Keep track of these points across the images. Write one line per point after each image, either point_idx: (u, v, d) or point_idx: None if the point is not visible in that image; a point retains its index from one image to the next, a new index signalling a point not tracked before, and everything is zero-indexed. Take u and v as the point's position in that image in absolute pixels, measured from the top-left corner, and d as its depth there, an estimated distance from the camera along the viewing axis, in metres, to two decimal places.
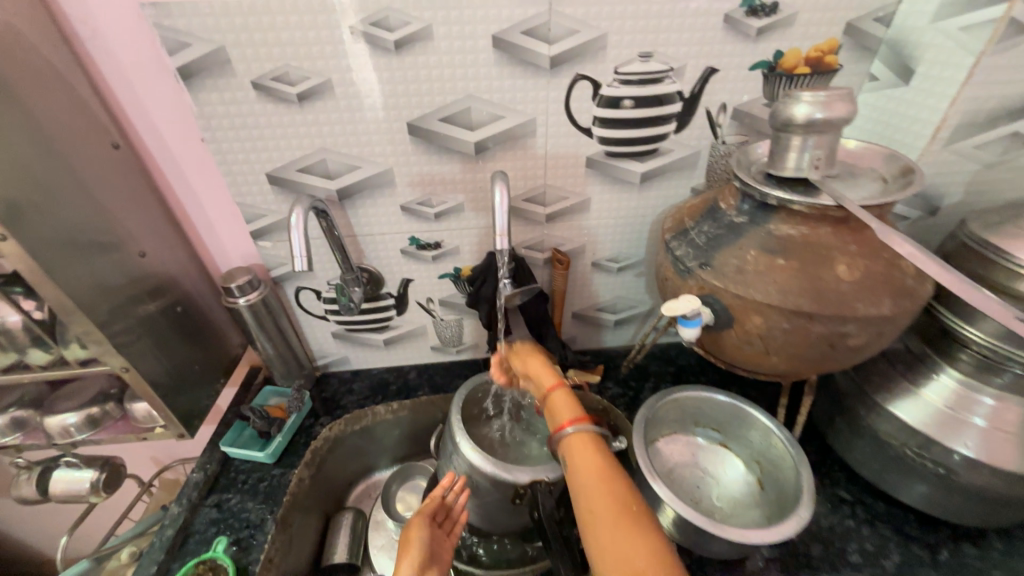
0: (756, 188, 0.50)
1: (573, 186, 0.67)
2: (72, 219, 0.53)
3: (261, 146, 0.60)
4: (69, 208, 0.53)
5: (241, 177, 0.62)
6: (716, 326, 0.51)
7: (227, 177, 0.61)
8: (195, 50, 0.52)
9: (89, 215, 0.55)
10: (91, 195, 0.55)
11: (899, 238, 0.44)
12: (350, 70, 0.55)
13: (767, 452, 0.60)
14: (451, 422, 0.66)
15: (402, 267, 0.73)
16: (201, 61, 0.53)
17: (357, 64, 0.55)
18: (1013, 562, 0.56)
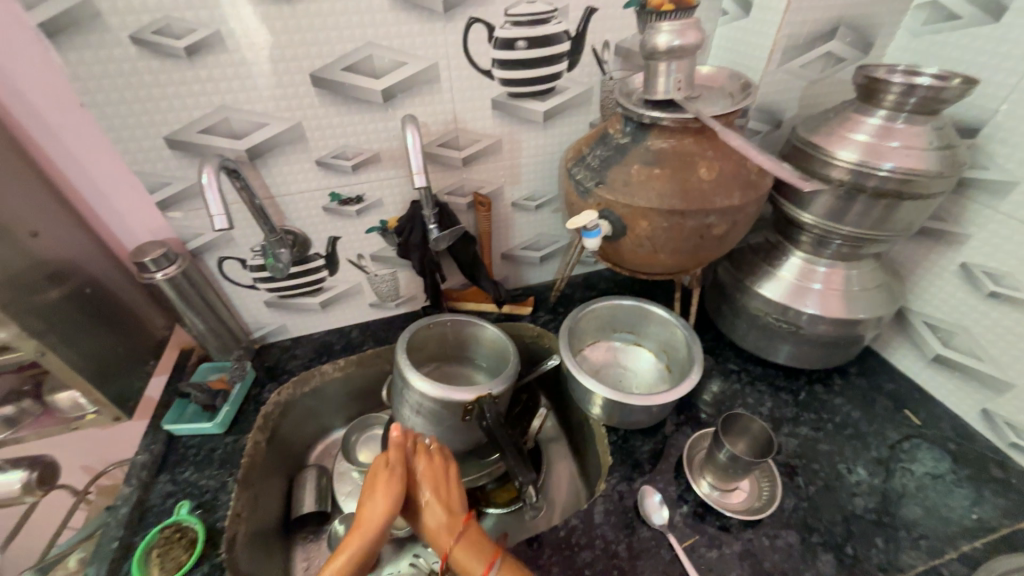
0: (634, 111, 0.58)
1: (483, 129, 0.71)
2: None
3: (151, 107, 0.57)
4: None
5: (135, 143, 0.59)
6: (614, 235, 0.60)
7: (118, 145, 0.58)
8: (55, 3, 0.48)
9: None
10: None
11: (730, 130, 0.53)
12: (240, 20, 0.54)
13: (669, 340, 0.73)
14: (399, 363, 0.72)
15: (328, 225, 0.74)
16: (64, 15, 0.49)
17: (247, 14, 0.54)
18: (849, 390, 0.75)
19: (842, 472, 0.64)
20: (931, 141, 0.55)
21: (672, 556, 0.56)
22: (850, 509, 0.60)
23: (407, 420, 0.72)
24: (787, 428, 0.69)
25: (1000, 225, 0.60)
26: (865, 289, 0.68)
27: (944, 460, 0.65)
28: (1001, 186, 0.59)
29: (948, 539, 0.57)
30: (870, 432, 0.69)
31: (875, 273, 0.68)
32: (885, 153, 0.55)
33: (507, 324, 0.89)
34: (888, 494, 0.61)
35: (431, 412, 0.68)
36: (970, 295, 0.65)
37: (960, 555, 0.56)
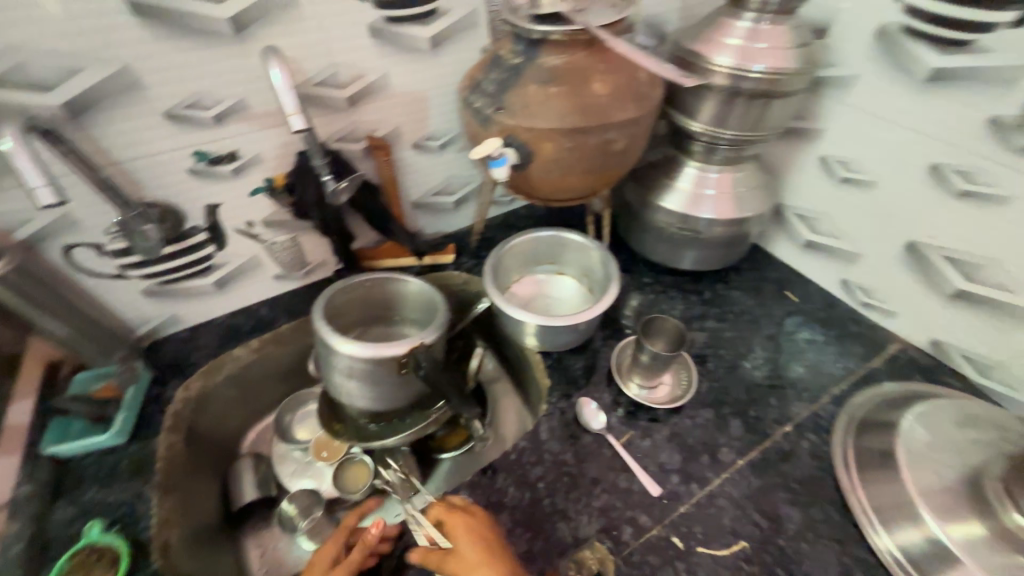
0: (522, 25, 0.55)
1: (364, 61, 0.64)
2: None
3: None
4: None
5: None
6: (521, 162, 0.58)
7: None
8: None
9: None
10: None
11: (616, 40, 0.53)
12: None
13: (588, 264, 0.75)
14: (318, 331, 0.68)
15: (200, 192, 0.64)
16: None
17: None
18: (743, 283, 0.85)
19: (744, 352, 0.73)
20: (791, 40, 0.60)
21: (613, 453, 0.62)
22: (751, 380, 0.70)
23: (340, 387, 0.69)
24: (696, 325, 0.78)
25: (848, 116, 0.68)
26: (749, 189, 0.75)
27: (817, 327, 0.77)
28: (846, 81, 0.67)
29: (823, 388, 0.69)
30: (762, 315, 0.79)
31: (756, 174, 0.76)
32: (755, 55, 0.59)
33: (431, 275, 0.86)
34: (778, 362, 0.72)
35: (364, 374, 0.66)
36: (828, 182, 0.75)
37: (832, 397, 0.68)
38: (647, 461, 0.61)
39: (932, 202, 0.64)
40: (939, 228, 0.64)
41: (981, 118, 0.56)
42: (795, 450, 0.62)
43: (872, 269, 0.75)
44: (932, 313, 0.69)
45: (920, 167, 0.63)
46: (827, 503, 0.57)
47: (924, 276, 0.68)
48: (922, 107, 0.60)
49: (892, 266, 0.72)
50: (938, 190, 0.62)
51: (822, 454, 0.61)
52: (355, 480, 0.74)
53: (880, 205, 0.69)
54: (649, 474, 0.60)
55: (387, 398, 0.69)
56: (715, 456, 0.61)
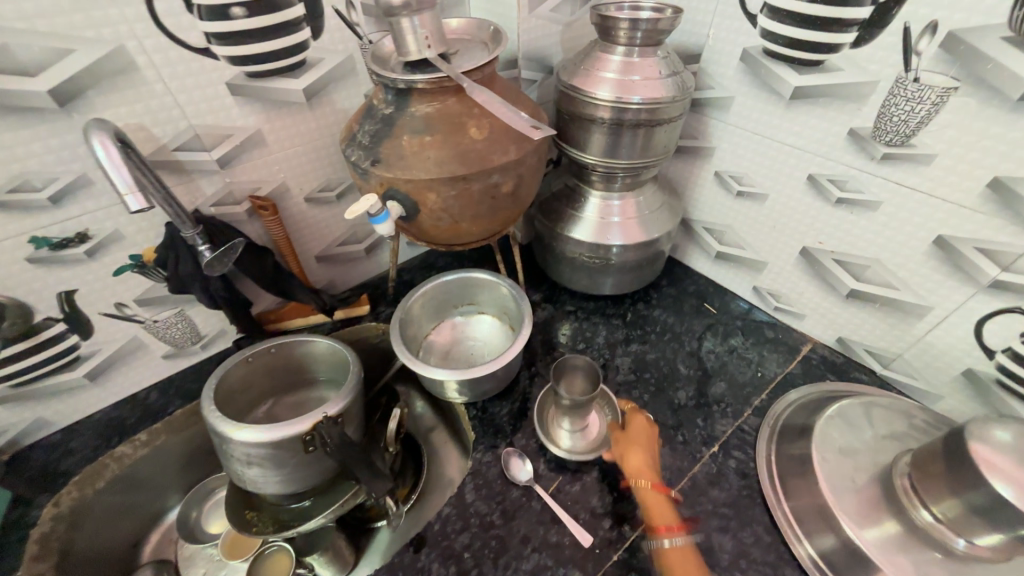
0: (388, 76, 0.53)
1: (230, 120, 0.60)
2: None
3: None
4: None
5: None
6: (407, 214, 0.56)
7: None
8: None
9: None
10: None
11: (477, 87, 0.53)
12: None
13: (503, 302, 0.73)
14: (209, 417, 0.61)
15: (50, 279, 0.57)
16: None
17: None
18: (664, 299, 0.85)
19: (668, 372, 0.73)
20: (663, 70, 0.61)
21: (542, 504, 0.58)
22: (676, 402, 0.69)
23: (241, 475, 0.62)
24: (620, 350, 0.77)
25: (731, 134, 0.71)
26: (653, 210, 0.76)
27: (736, 336, 0.79)
28: (724, 102, 0.69)
29: (745, 400, 0.69)
30: (683, 331, 0.80)
31: (657, 195, 0.77)
32: (632, 87, 0.60)
33: (346, 331, 0.81)
34: (701, 379, 0.72)
35: (265, 458, 0.60)
36: (726, 196, 0.77)
37: (754, 408, 0.68)
38: (577, 508, 0.58)
39: (815, 210, 0.66)
40: (825, 234, 0.67)
41: (842, 131, 0.59)
42: (722, 470, 0.61)
43: (775, 275, 0.77)
44: (835, 313, 0.71)
45: (801, 178, 0.66)
46: (756, 523, 0.57)
47: (822, 279, 0.71)
48: (792, 123, 0.63)
49: (793, 272, 0.74)
50: (819, 199, 0.65)
51: (749, 471, 0.61)
52: (276, 571, 0.66)
53: (773, 215, 0.72)
54: (580, 522, 0.57)
55: (298, 479, 0.63)
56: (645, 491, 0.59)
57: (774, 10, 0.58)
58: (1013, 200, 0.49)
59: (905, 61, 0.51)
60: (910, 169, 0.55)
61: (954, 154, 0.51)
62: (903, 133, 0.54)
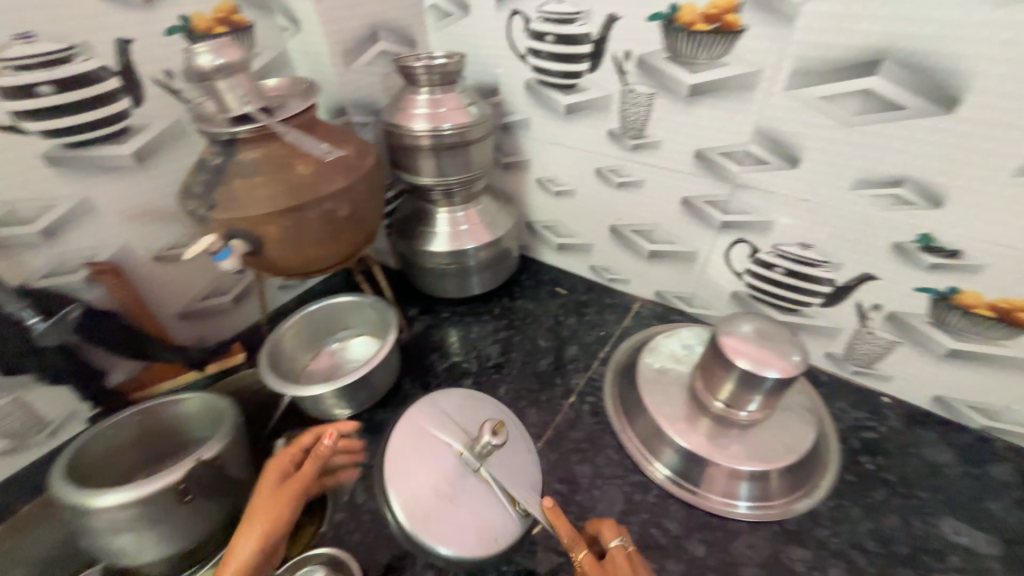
0: (212, 130, 0.59)
1: (51, 191, 0.60)
2: None
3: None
4: None
5: None
6: (249, 250, 0.61)
7: None
8: None
9: None
10: None
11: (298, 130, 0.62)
12: None
13: (373, 318, 0.79)
14: (63, 494, 0.57)
15: None
16: None
17: None
18: (524, 291, 0.99)
19: (531, 351, 0.85)
20: (462, 100, 0.76)
21: None
22: (540, 370, 0.81)
23: (110, 546, 0.59)
24: (490, 340, 0.87)
25: (536, 146, 0.88)
26: (492, 217, 0.90)
27: (584, 308, 0.94)
28: (525, 122, 0.86)
29: (593, 355, 0.83)
30: (542, 313, 0.93)
31: (493, 203, 0.91)
32: (441, 117, 0.74)
33: (224, 382, 0.81)
34: (558, 347, 0.85)
35: (138, 518, 0.57)
36: (548, 197, 0.93)
37: (600, 359, 0.82)
38: None
39: (608, 194, 0.84)
40: (620, 212, 0.85)
41: (604, 133, 0.77)
42: (579, 414, 0.73)
43: (602, 253, 0.94)
44: (647, 272, 0.90)
45: (592, 172, 0.83)
46: (609, 447, 0.68)
47: (630, 248, 0.89)
48: (573, 132, 0.81)
49: (611, 247, 0.91)
50: (607, 186, 0.83)
51: (600, 409, 0.74)
52: None
53: (584, 205, 0.89)
54: None
55: (180, 534, 0.61)
56: None
57: (535, 51, 0.76)
58: (709, 164, 0.70)
59: (621, 78, 0.70)
60: (650, 153, 0.74)
61: (670, 137, 0.71)
62: (638, 128, 0.73)
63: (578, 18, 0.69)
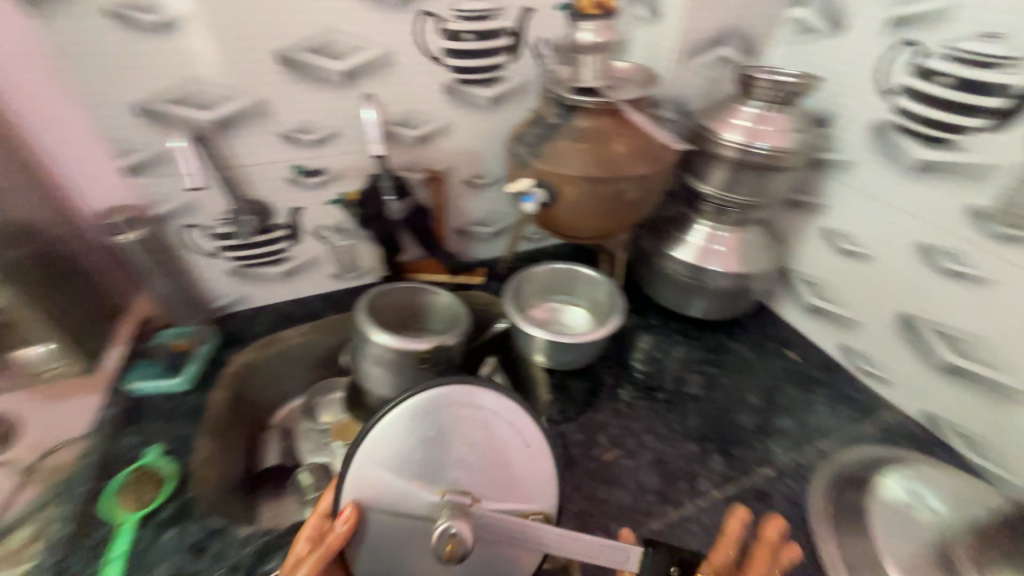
0: (564, 95, 0.69)
1: (435, 110, 0.80)
2: None
3: (101, 62, 0.60)
4: None
5: (112, 110, 0.63)
6: (546, 200, 0.70)
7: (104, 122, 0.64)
8: None
9: None
10: None
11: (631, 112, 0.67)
12: (224, 17, 0.62)
13: (600, 298, 0.84)
14: (360, 321, 0.80)
15: (296, 196, 0.80)
16: None
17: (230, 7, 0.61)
18: (745, 337, 0.91)
19: (735, 400, 0.79)
20: (791, 124, 0.70)
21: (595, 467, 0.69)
22: (739, 424, 0.75)
23: (366, 372, 0.80)
24: (693, 368, 0.84)
25: (846, 194, 0.77)
26: (753, 249, 0.83)
27: (813, 386, 0.81)
28: (845, 164, 0.76)
29: (809, 442, 0.72)
30: (759, 368, 0.84)
31: (761, 237, 0.84)
32: (761, 135, 0.70)
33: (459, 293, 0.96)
34: (767, 411, 0.77)
35: (391, 361, 0.76)
36: (828, 252, 0.82)
37: (816, 450, 0.71)
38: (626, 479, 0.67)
39: (922, 275, 0.71)
40: (929, 302, 0.71)
41: (961, 207, 0.65)
42: (771, 492, 0.66)
43: (868, 337, 0.80)
44: (926, 383, 0.73)
45: (911, 244, 0.71)
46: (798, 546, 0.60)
47: (917, 346, 0.73)
48: (910, 194, 0.69)
49: (888, 335, 0.77)
50: (926, 266, 0.70)
51: (799, 500, 0.65)
52: None
53: (876, 277, 0.76)
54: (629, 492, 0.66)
55: (407, 389, 0.79)
56: (693, 486, 0.66)
57: (910, 92, 0.66)
58: None
59: None
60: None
61: None
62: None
63: (1004, 67, 0.58)
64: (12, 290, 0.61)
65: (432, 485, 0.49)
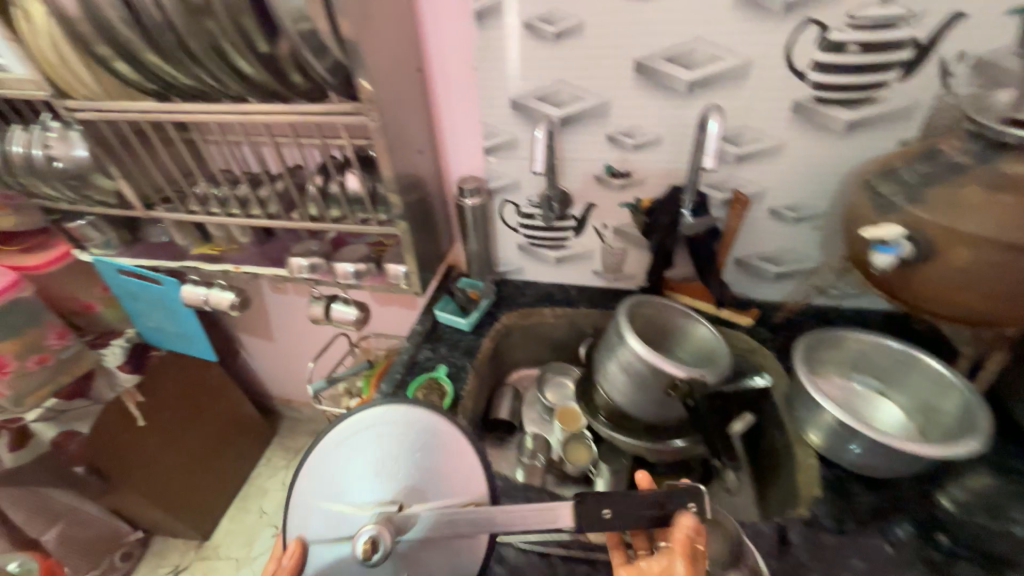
0: (994, 129, 0.52)
1: (773, 129, 0.72)
2: (405, 127, 0.74)
3: (504, 63, 0.74)
4: (406, 121, 0.75)
5: (495, 101, 0.79)
6: (910, 258, 0.55)
7: (487, 109, 0.80)
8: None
9: (408, 131, 0.76)
10: (410, 118, 0.76)
11: None
12: (606, 27, 0.68)
13: (941, 403, 0.65)
14: (617, 322, 0.80)
15: (597, 194, 0.86)
16: (496, 3, 0.69)
17: (615, 17, 0.67)
18: None
19: None
20: None
21: None
22: None
23: (608, 372, 0.81)
24: None
25: None
26: None
27: None
28: None
29: None
30: None
31: None
32: None
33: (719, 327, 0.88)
34: None
35: (638, 373, 0.75)
36: None
37: None
38: None
39: None
40: None
41: None
42: None
43: None
44: None
45: None
46: None
47: None
48: None
49: None
50: None
51: None
52: (576, 456, 0.85)
53: None
54: None
55: (641, 405, 0.78)
56: None
57: None
58: None
59: None
60: None
61: None
62: None
63: None
64: (400, 224, 0.77)
65: (399, 499, 0.50)
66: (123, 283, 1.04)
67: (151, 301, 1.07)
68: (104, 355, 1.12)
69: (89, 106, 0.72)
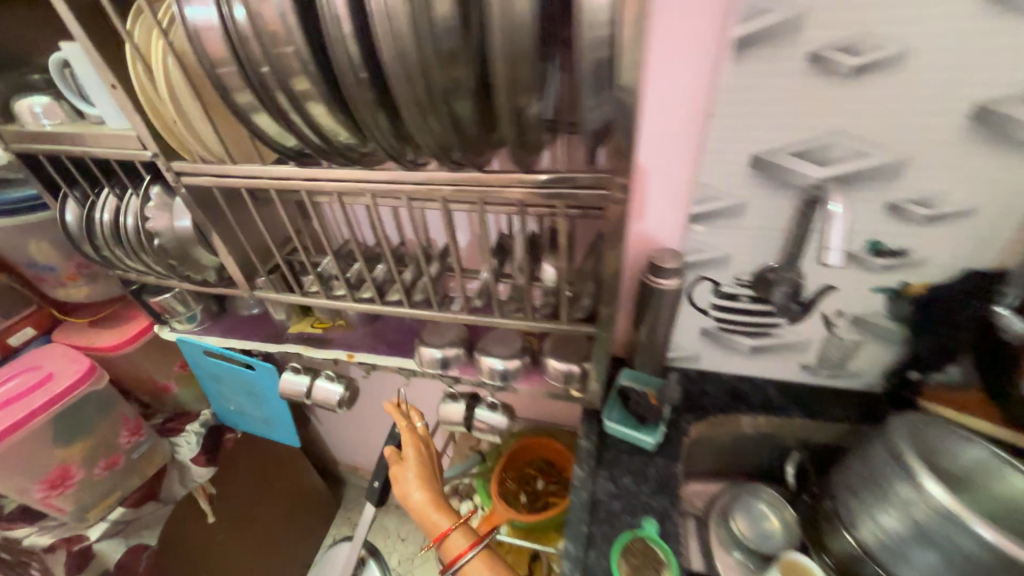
0: None
1: None
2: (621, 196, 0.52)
3: (758, 111, 0.54)
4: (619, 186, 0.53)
5: (729, 156, 0.58)
6: None
7: (714, 166, 0.59)
8: (773, 16, 0.48)
9: None
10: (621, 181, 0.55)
11: None
12: (945, 57, 0.46)
13: None
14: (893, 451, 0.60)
15: (842, 275, 0.64)
16: (772, 27, 0.48)
17: (965, 44, 0.45)
18: None
19: None
20: None
21: None
22: None
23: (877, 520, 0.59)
24: None
25: None
26: None
27: None
28: None
29: None
30: None
31: None
32: None
33: None
34: None
35: (947, 541, 0.52)
36: None
37: None
38: None
39: None
40: None
41: None
42: None
43: None
44: None
45: None
46: None
47: None
48: None
49: None
50: None
51: None
52: None
53: None
54: None
55: None
56: None
57: None
58: None
59: None
60: None
61: None
62: None
63: None
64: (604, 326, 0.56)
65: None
66: (206, 364, 0.87)
67: (236, 385, 0.88)
68: (178, 445, 0.94)
69: (209, 172, 0.56)
